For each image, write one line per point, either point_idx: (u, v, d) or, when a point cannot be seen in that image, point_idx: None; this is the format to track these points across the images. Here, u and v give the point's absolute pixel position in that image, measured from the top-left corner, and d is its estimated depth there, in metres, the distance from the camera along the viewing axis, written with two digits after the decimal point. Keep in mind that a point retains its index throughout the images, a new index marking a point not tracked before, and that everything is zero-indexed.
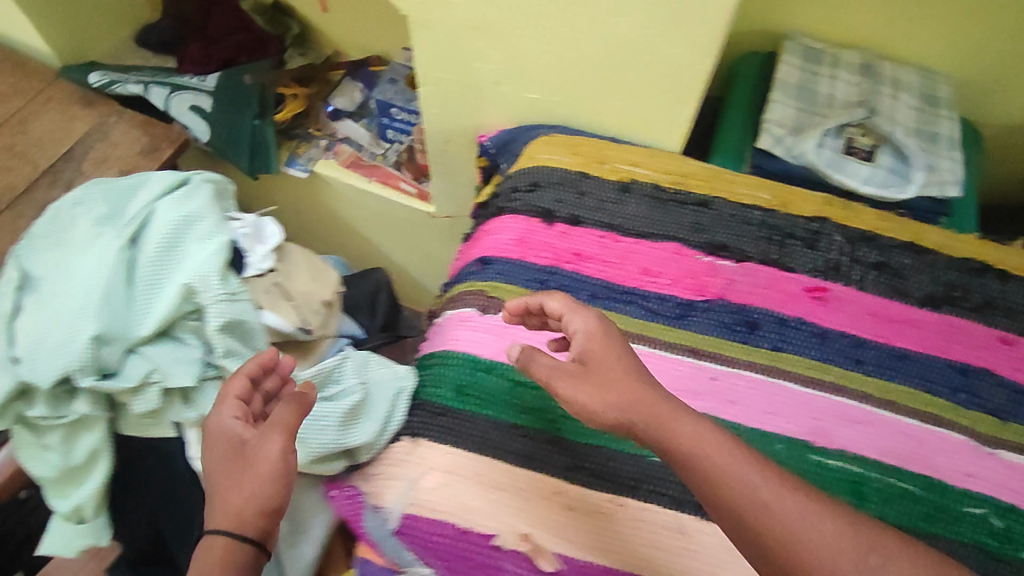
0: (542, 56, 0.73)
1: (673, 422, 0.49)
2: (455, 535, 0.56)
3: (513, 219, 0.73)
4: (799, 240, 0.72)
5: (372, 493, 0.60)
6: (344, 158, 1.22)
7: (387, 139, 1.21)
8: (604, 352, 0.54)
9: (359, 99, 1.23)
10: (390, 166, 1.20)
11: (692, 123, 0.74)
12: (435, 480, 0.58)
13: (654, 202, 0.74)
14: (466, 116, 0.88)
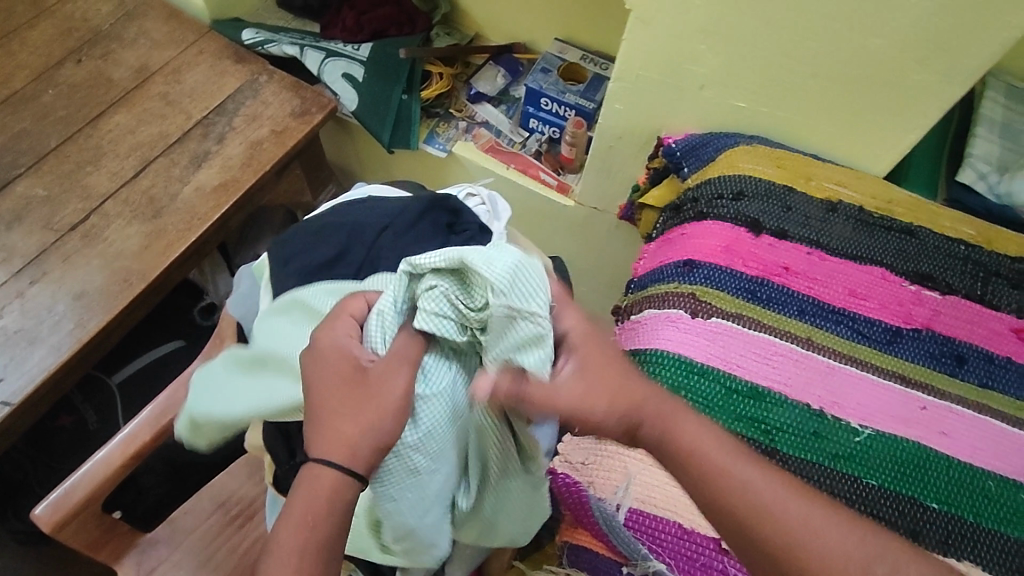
0: (773, 65, 0.74)
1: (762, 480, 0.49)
2: (679, 534, 0.56)
3: (717, 225, 0.73)
4: (1004, 277, 0.71)
5: (593, 485, 0.60)
6: (484, 142, 1.21)
7: (528, 127, 1.20)
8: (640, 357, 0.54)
9: (501, 84, 1.23)
10: (529, 155, 1.19)
11: (907, 150, 0.77)
12: (653, 476, 0.59)
13: (860, 223, 0.73)
14: (654, 114, 0.88)
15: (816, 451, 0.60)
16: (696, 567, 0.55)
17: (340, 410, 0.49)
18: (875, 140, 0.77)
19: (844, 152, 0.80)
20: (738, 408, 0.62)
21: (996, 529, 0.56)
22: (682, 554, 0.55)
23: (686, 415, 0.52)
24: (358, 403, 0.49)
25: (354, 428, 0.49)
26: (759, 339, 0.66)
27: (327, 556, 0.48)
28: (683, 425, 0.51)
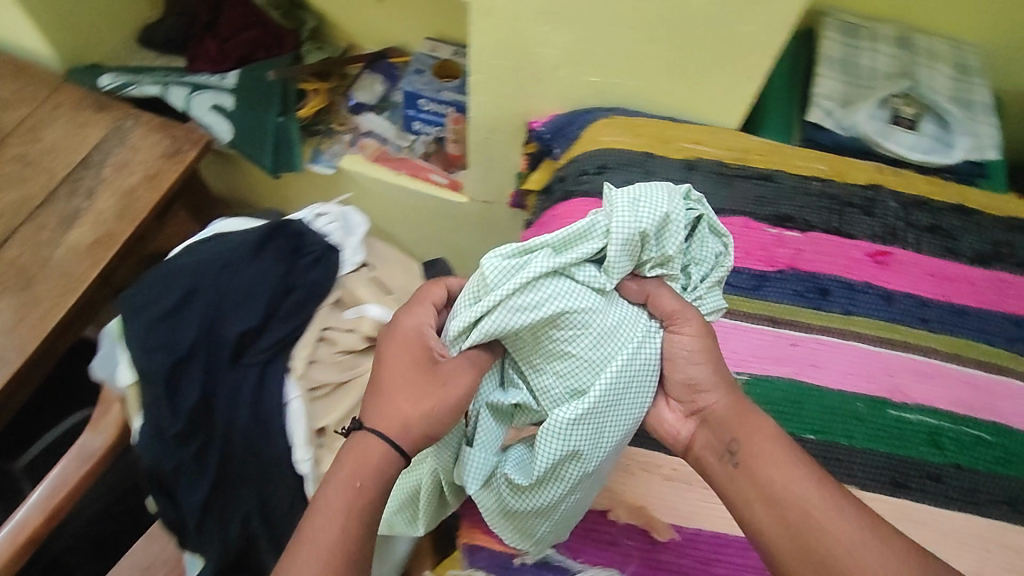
0: (612, 38, 0.75)
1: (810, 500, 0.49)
2: None
3: (583, 202, 0.74)
4: (857, 207, 0.75)
5: None
6: (371, 152, 1.20)
7: (413, 130, 1.18)
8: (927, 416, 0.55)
9: (380, 91, 1.22)
10: (418, 158, 1.19)
11: (750, 100, 0.78)
12: None
13: (720, 178, 0.76)
14: (518, 101, 0.88)
15: None
16: (583, 539, 0.60)
17: (402, 393, 0.55)
18: (725, 96, 0.78)
19: (699, 111, 0.81)
20: None
21: (863, 447, 0.60)
22: (569, 531, 0.60)
23: (760, 416, 0.54)
24: (426, 394, 0.55)
25: (412, 409, 0.55)
26: None
27: (366, 521, 0.53)
28: (758, 423, 0.53)
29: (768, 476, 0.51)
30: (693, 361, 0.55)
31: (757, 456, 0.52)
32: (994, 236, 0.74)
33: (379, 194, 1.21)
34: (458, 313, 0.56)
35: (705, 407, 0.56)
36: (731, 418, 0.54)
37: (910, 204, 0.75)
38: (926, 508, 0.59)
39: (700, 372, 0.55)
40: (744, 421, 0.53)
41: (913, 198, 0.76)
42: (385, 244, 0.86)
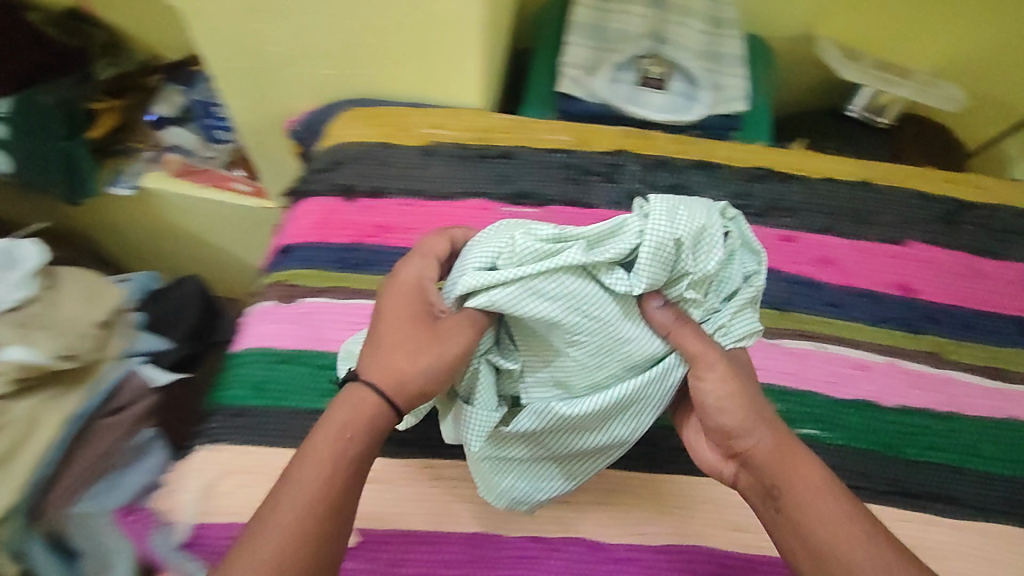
0: (327, 28, 0.71)
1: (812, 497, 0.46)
2: None
3: (315, 202, 0.72)
4: (598, 175, 0.74)
5: (163, 510, 0.57)
6: (174, 168, 1.14)
7: (216, 140, 1.15)
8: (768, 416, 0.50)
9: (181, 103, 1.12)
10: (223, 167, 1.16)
11: (483, 75, 0.75)
12: (231, 483, 0.57)
13: (459, 160, 0.74)
14: (269, 101, 0.83)
15: None
16: None
17: (404, 342, 0.50)
18: (459, 77, 0.75)
19: (440, 94, 0.78)
20: (325, 382, 0.62)
21: None
22: None
23: (805, 457, 0.48)
24: (417, 350, 0.50)
25: (408, 361, 0.49)
26: (353, 306, 0.66)
27: (347, 485, 0.46)
28: (802, 472, 0.47)
29: (814, 530, 0.45)
30: (716, 375, 0.50)
31: (801, 510, 0.46)
32: (735, 189, 0.74)
33: (187, 207, 1.17)
34: (471, 261, 0.51)
35: (743, 451, 0.50)
36: (779, 466, 0.48)
37: (652, 166, 0.75)
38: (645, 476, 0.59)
39: (729, 421, 0.50)
40: (789, 463, 0.48)
41: (655, 159, 0.75)
42: (75, 271, 0.80)
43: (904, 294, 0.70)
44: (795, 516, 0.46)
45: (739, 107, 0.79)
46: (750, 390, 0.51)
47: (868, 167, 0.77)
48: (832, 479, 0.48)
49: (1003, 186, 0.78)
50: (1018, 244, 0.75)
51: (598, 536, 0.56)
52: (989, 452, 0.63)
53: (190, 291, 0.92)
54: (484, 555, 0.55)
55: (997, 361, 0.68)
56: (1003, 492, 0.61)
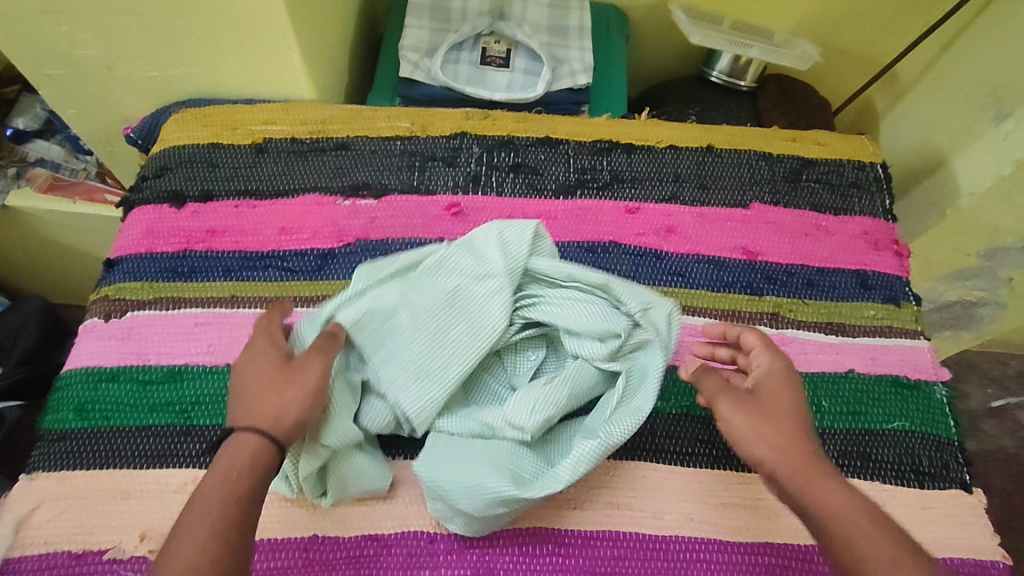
0: (137, 28, 0.68)
1: (823, 484, 0.48)
2: (68, 563, 0.53)
3: (141, 210, 0.69)
4: (439, 160, 0.72)
5: None
6: (41, 183, 0.99)
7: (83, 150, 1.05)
8: (780, 391, 0.53)
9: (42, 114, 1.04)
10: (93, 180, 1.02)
11: (307, 64, 0.73)
12: (46, 513, 0.54)
13: (293, 155, 0.72)
14: (102, 108, 0.79)
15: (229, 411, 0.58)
16: None
17: (263, 389, 0.50)
18: (288, 69, 0.73)
19: (277, 89, 0.77)
20: (151, 399, 0.59)
21: None
22: None
23: (828, 479, 0.48)
24: (281, 391, 0.50)
25: (280, 401, 0.49)
26: (179, 316, 0.63)
27: (247, 506, 0.45)
28: (828, 493, 0.47)
29: (816, 511, 0.47)
30: (737, 403, 0.52)
31: (837, 529, 0.46)
32: (578, 163, 0.74)
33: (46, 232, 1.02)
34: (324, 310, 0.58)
35: (770, 471, 0.49)
36: (806, 484, 0.48)
37: (496, 146, 0.74)
38: None
39: (760, 451, 0.50)
40: (812, 483, 0.48)
41: (499, 140, 0.74)
42: None
43: (745, 258, 0.70)
44: (843, 538, 0.46)
45: (581, 80, 0.79)
46: (779, 416, 0.51)
47: (711, 132, 0.77)
48: (859, 500, 0.47)
49: (846, 141, 0.79)
50: (861, 196, 0.75)
51: (433, 528, 0.55)
52: (827, 407, 0.63)
53: (31, 309, 0.83)
54: (318, 558, 0.54)
55: (838, 315, 0.68)
56: (840, 445, 0.61)
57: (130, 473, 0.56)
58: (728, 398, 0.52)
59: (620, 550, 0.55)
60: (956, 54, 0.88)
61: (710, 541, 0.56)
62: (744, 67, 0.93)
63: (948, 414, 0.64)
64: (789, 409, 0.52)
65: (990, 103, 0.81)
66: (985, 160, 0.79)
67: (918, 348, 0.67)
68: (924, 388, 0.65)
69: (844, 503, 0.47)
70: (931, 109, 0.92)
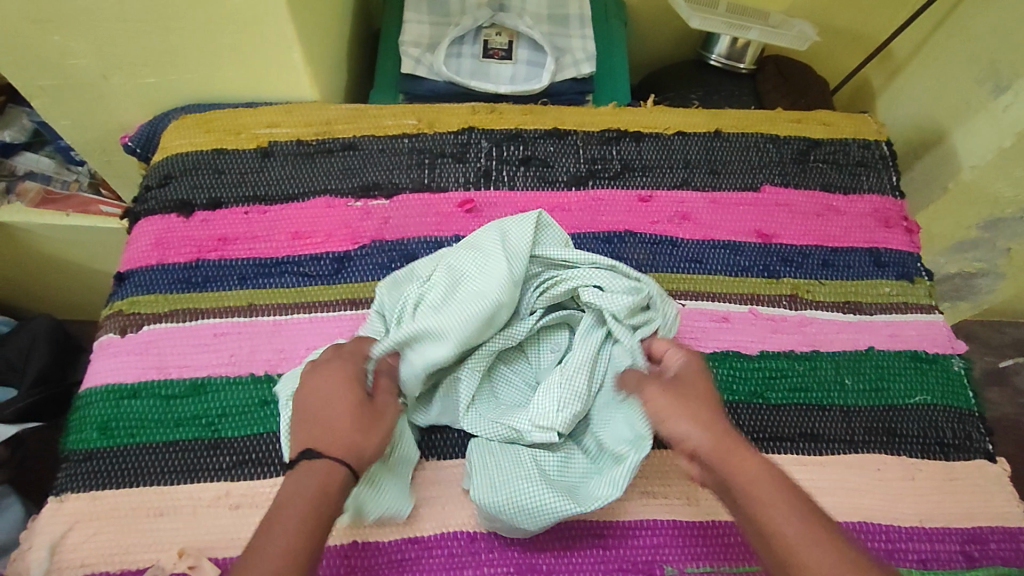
0: (132, 35, 0.66)
1: (740, 458, 0.47)
2: None
3: (149, 221, 0.67)
4: (448, 156, 0.72)
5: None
6: (33, 198, 0.96)
7: (75, 161, 1.00)
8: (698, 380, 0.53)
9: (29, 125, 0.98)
10: (86, 193, 0.98)
11: (310, 65, 0.72)
12: (81, 534, 0.53)
13: (299, 158, 0.70)
14: (99, 118, 0.77)
15: (257, 420, 0.58)
16: None
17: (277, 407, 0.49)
18: (288, 70, 0.72)
19: (278, 91, 0.76)
20: (176, 413, 0.58)
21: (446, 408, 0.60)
22: None
23: (746, 454, 0.48)
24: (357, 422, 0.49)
25: (294, 421, 0.48)
26: (197, 327, 0.62)
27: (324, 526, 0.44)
28: (748, 469, 0.47)
29: (740, 486, 0.46)
30: (663, 389, 0.52)
31: (754, 506, 0.45)
32: (589, 153, 0.73)
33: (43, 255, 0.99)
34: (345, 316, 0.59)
35: (691, 449, 0.49)
36: (721, 457, 0.48)
37: (504, 139, 0.73)
38: None
39: (679, 428, 0.50)
40: (728, 458, 0.47)
41: (507, 133, 0.73)
42: None
43: (760, 242, 0.70)
44: (757, 515, 0.44)
45: (586, 69, 0.79)
46: (703, 398, 0.51)
47: (718, 117, 0.77)
48: (772, 472, 0.47)
49: (850, 120, 0.79)
50: (869, 174, 0.76)
51: (472, 527, 0.55)
52: (850, 385, 0.64)
53: (39, 329, 0.82)
54: (360, 564, 0.54)
55: (854, 294, 0.69)
56: (865, 421, 0.63)
57: (163, 489, 0.55)
58: (654, 385, 0.53)
59: (659, 537, 0.56)
60: (952, 27, 0.89)
61: (742, 524, 0.57)
62: (743, 49, 0.93)
63: (966, 385, 0.65)
64: (709, 396, 0.52)
65: (988, 76, 0.82)
66: (985, 133, 0.80)
67: (935, 322, 0.68)
68: (942, 360, 0.66)
69: (756, 479, 0.46)
70: (927, 84, 0.93)
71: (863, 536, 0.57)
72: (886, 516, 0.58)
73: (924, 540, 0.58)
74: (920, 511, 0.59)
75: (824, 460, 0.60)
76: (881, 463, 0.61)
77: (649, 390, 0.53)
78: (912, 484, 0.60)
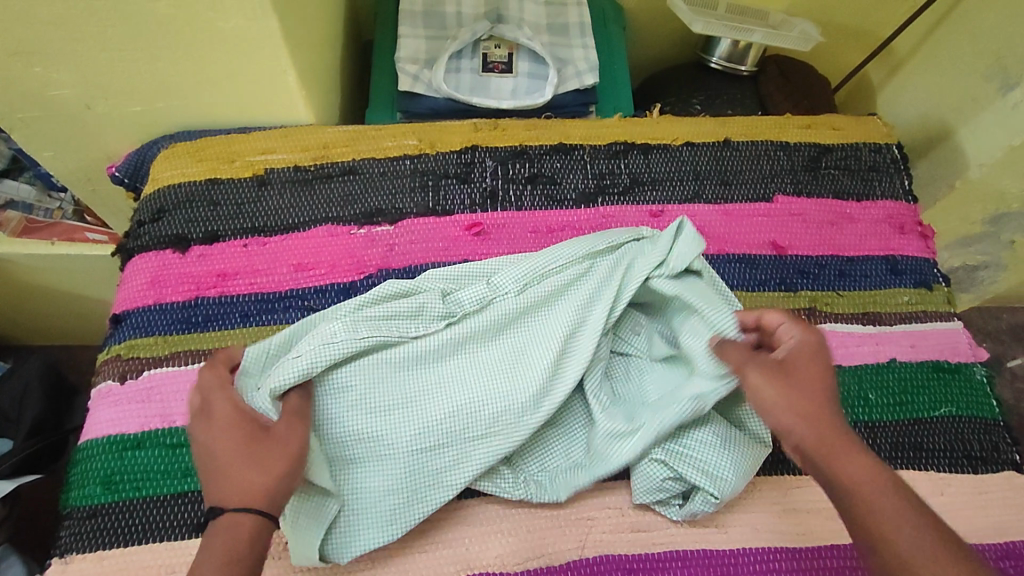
0: (115, 64, 0.62)
1: (844, 452, 0.45)
2: None
3: (142, 259, 0.64)
4: (452, 176, 0.69)
5: None
6: (14, 228, 0.89)
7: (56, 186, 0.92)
8: (812, 365, 0.49)
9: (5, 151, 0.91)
10: (70, 220, 0.92)
11: (304, 86, 0.69)
12: None
13: (297, 185, 0.68)
14: (84, 148, 0.74)
15: None
16: None
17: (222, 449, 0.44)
18: (282, 92, 0.69)
19: (271, 114, 0.73)
20: (182, 463, 0.55)
21: None
22: None
23: (850, 447, 0.45)
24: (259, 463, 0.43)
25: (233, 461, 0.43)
26: (200, 370, 0.59)
27: None
28: (850, 465, 0.44)
29: (843, 487, 0.44)
30: (763, 372, 0.48)
31: (862, 493, 0.43)
32: (597, 169, 0.71)
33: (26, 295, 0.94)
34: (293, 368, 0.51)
35: (795, 441, 0.46)
36: (827, 452, 0.45)
37: (509, 156, 0.71)
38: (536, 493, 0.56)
39: (771, 423, 0.47)
40: (833, 450, 0.45)
41: (512, 150, 0.71)
42: None
43: (776, 253, 0.69)
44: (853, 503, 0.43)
45: (589, 80, 0.77)
46: (803, 386, 0.48)
47: (726, 125, 0.75)
48: (885, 471, 0.44)
49: (859, 123, 0.78)
50: (881, 179, 0.75)
51: (497, 568, 0.53)
52: (874, 399, 0.62)
53: (32, 374, 0.80)
54: None
55: (872, 305, 0.67)
56: (890, 437, 0.61)
57: (173, 545, 0.53)
58: (754, 368, 0.49)
59: (689, 569, 0.54)
60: (956, 24, 0.87)
61: (773, 550, 0.56)
62: (744, 51, 0.91)
63: (989, 393, 0.65)
64: (823, 385, 0.48)
65: (995, 73, 0.81)
66: (994, 129, 0.78)
67: (954, 330, 0.67)
68: (965, 370, 0.65)
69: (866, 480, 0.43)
70: (930, 81, 0.91)
71: None
72: None
73: None
74: (952, 527, 0.58)
75: None
76: (911, 478, 0.59)
77: (752, 375, 0.49)
78: (942, 498, 0.59)
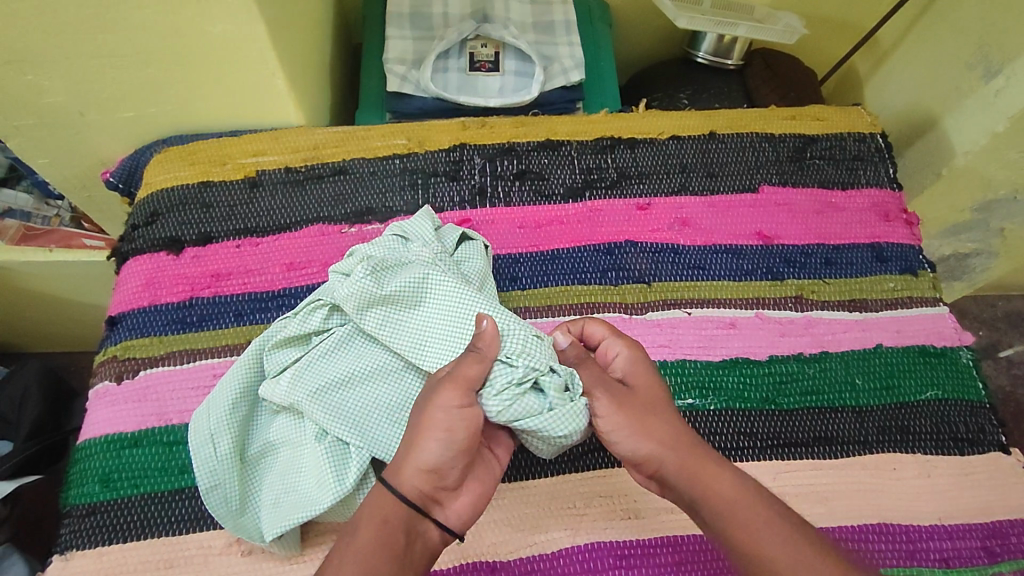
0: (104, 72, 0.63)
1: (709, 476, 0.47)
2: None
3: (137, 261, 0.65)
4: (441, 174, 0.70)
5: None
6: (12, 235, 0.89)
7: (55, 194, 0.93)
8: (648, 384, 0.51)
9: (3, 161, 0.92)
10: (68, 227, 0.93)
11: (291, 87, 0.70)
12: None
13: (288, 186, 0.69)
14: (79, 155, 0.75)
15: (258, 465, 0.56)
16: None
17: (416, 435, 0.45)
18: (271, 95, 0.70)
19: (261, 117, 0.74)
20: (180, 460, 0.56)
21: None
22: None
23: (712, 467, 0.47)
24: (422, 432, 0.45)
25: (418, 447, 0.45)
26: (197, 369, 0.60)
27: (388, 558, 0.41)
28: (717, 486, 0.46)
29: (714, 501, 0.46)
30: (609, 400, 0.49)
31: (733, 515, 0.45)
32: (584, 163, 0.72)
33: (25, 306, 0.95)
34: (253, 372, 0.56)
35: (655, 465, 0.48)
36: (692, 474, 0.47)
37: (497, 153, 0.71)
38: (530, 483, 0.57)
39: (630, 450, 0.49)
40: (700, 476, 0.47)
41: (499, 146, 0.72)
42: None
43: (762, 243, 0.69)
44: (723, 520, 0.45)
45: (575, 77, 0.78)
46: (648, 412, 0.49)
47: (711, 118, 0.76)
48: (747, 485, 0.47)
49: (844, 114, 0.79)
50: (866, 168, 0.75)
51: (491, 556, 0.54)
52: (861, 384, 0.63)
53: (30, 379, 0.82)
54: None
55: (859, 292, 0.68)
56: (877, 421, 0.62)
57: (173, 540, 0.54)
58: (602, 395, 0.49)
59: (680, 555, 0.55)
60: (939, 13, 0.88)
61: None
62: (730, 45, 0.92)
63: (975, 377, 0.66)
64: (660, 407, 0.50)
65: (978, 62, 0.81)
66: (978, 117, 0.79)
67: (940, 314, 0.68)
68: (951, 354, 0.66)
69: (729, 498, 0.46)
70: (915, 71, 0.92)
71: (882, 538, 0.56)
72: (907, 516, 0.58)
73: (945, 538, 0.57)
74: (939, 508, 0.59)
75: (841, 463, 0.59)
76: (897, 461, 0.60)
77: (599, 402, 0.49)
78: (929, 482, 0.60)
